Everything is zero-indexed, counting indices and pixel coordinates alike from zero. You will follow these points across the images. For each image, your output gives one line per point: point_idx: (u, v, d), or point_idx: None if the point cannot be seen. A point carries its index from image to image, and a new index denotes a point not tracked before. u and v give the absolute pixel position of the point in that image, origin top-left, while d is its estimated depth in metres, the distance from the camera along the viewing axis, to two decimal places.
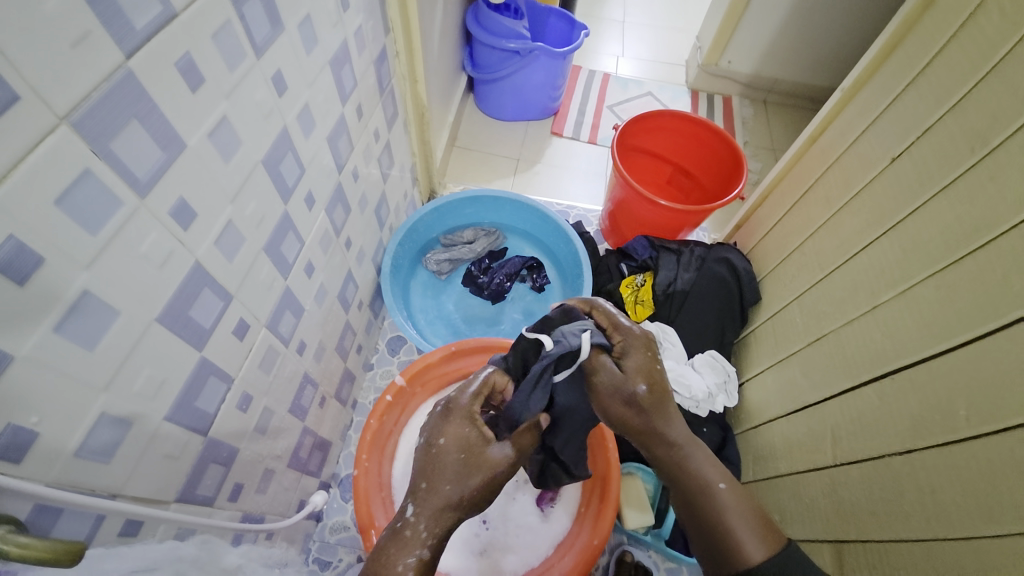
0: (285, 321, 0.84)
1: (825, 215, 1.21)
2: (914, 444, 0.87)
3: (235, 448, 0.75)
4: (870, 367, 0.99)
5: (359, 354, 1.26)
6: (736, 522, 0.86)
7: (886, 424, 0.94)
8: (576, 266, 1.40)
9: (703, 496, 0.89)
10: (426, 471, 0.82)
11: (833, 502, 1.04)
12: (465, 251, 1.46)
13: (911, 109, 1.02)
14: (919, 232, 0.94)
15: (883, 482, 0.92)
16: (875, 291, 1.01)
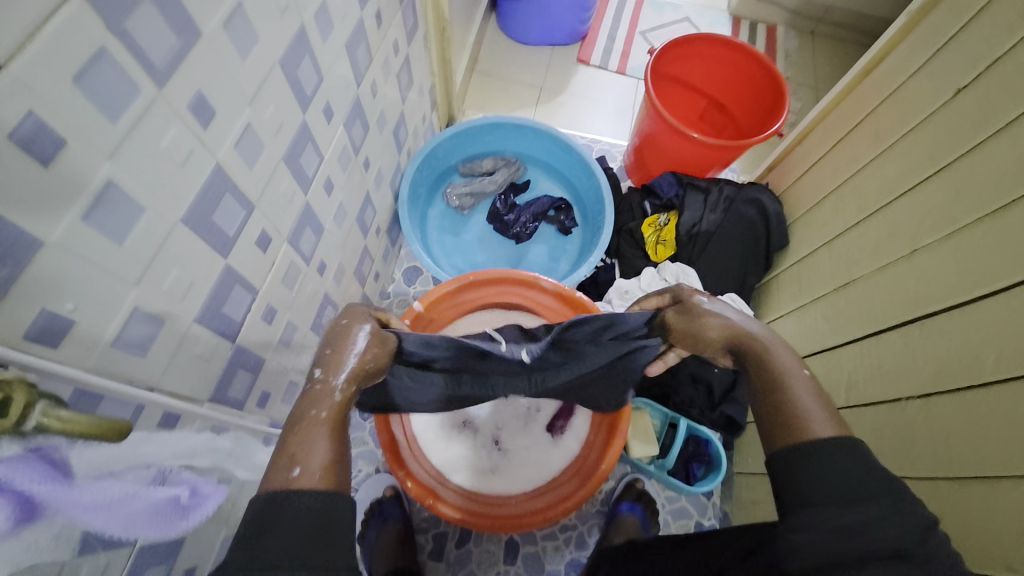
0: (302, 239, 0.82)
1: (871, 153, 1.14)
2: (931, 389, 0.87)
3: (262, 356, 0.78)
4: (897, 314, 0.98)
5: (376, 281, 1.27)
6: (809, 409, 0.71)
7: (904, 371, 0.94)
8: (598, 200, 1.34)
9: (771, 375, 0.75)
10: (333, 341, 0.78)
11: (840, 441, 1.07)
12: (487, 185, 1.41)
13: (981, 35, 0.92)
14: (974, 174, 0.88)
15: (890, 425, 0.95)
16: (916, 236, 0.97)
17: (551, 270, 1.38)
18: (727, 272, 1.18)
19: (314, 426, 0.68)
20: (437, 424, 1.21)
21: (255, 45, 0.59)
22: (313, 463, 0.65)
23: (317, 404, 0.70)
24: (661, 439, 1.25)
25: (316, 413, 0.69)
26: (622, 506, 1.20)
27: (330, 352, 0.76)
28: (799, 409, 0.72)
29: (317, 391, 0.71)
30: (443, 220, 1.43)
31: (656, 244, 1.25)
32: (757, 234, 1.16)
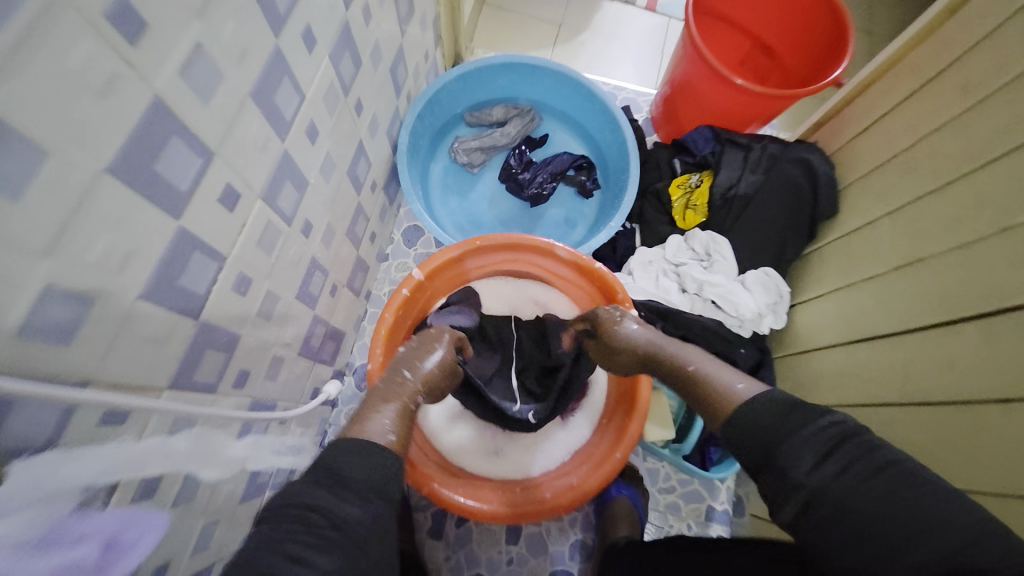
0: (280, 195, 0.69)
1: (898, 91, 0.91)
2: (946, 392, 0.70)
3: (237, 332, 0.67)
4: (922, 305, 0.76)
5: (372, 243, 1.14)
6: (721, 378, 0.63)
7: (909, 367, 0.76)
8: (621, 157, 1.19)
9: (692, 379, 0.66)
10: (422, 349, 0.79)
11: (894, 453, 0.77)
12: (498, 138, 1.26)
13: None
14: (988, 118, 0.72)
15: (944, 447, 0.69)
16: (946, 200, 0.76)
17: (563, 236, 1.25)
18: (765, 242, 1.05)
19: (378, 400, 0.67)
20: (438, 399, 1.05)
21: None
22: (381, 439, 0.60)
23: (392, 396, 0.68)
24: (677, 421, 1.16)
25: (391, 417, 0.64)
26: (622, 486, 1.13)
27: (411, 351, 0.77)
28: (711, 390, 0.62)
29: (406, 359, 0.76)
30: (446, 176, 1.28)
31: (685, 209, 1.12)
32: (804, 198, 1.02)
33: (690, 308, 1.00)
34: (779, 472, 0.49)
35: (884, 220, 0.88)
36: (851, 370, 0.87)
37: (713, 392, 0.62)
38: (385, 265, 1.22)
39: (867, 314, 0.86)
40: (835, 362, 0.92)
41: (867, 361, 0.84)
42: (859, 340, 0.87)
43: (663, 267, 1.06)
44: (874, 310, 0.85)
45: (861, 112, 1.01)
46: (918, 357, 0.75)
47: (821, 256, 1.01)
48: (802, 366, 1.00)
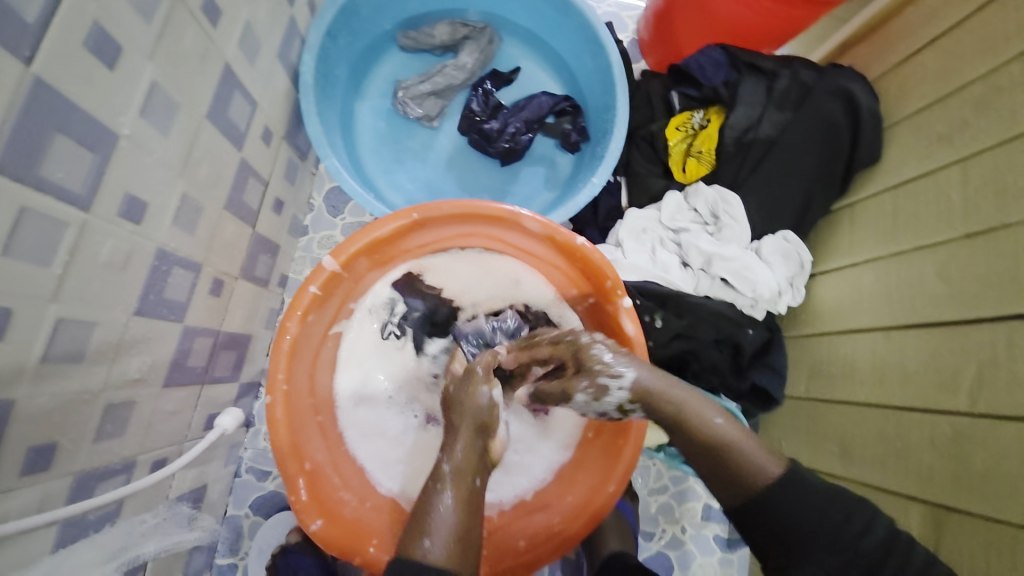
0: (51, 160, 0.40)
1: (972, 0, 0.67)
2: (1005, 409, 0.56)
3: (6, 395, 0.40)
4: (983, 299, 0.60)
5: (279, 214, 0.84)
6: (742, 441, 0.54)
7: (957, 367, 0.62)
8: (606, 90, 0.91)
9: (695, 422, 0.55)
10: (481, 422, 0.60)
11: (926, 460, 0.64)
12: (450, 74, 0.95)
13: None
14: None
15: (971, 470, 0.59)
16: None
17: (529, 195, 0.98)
18: (786, 201, 0.82)
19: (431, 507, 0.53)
20: (369, 375, 0.74)
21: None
22: (443, 529, 0.51)
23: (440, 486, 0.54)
24: None
25: (449, 469, 0.56)
26: None
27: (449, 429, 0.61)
28: (736, 459, 0.54)
29: (463, 405, 0.61)
30: (379, 121, 0.97)
31: (686, 159, 0.88)
32: (841, 142, 0.78)
33: (692, 288, 0.80)
34: (808, 533, 0.50)
35: (956, 168, 0.66)
36: (902, 363, 0.69)
37: (742, 461, 0.54)
38: (304, 241, 0.93)
39: (927, 294, 0.67)
40: (873, 350, 0.73)
41: (925, 356, 0.66)
42: (915, 328, 0.68)
43: (660, 236, 0.83)
44: (939, 289, 0.65)
45: (917, 23, 0.76)
46: (1007, 361, 0.57)
47: (857, 216, 0.80)
48: (822, 351, 0.82)
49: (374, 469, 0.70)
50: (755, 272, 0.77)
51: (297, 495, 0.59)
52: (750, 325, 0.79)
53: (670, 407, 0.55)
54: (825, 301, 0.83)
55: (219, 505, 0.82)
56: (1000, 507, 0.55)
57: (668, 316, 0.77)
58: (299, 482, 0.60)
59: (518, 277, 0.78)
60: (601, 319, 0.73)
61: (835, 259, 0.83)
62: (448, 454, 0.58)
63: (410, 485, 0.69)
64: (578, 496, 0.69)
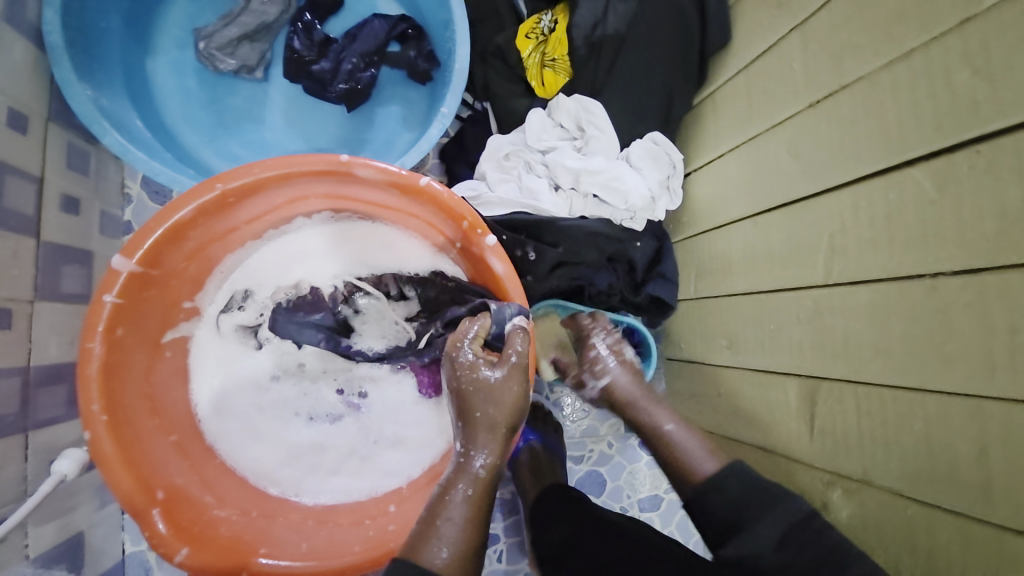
0: None
1: None
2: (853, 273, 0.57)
3: None
4: (826, 167, 0.59)
5: (79, 214, 0.70)
6: (689, 442, 0.62)
7: (812, 240, 0.62)
8: (442, 2, 0.80)
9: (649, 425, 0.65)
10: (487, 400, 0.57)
11: (795, 335, 0.65)
12: (258, 10, 0.78)
13: None
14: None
15: (827, 336, 0.60)
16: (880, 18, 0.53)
17: (388, 138, 0.87)
18: (647, 99, 0.78)
19: (447, 509, 0.52)
20: (230, 381, 0.64)
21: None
22: (460, 540, 0.50)
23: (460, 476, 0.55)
24: None
25: (485, 467, 0.55)
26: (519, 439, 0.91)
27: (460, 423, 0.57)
28: (675, 453, 0.62)
29: (473, 397, 0.57)
30: (184, 78, 0.80)
31: (542, 70, 0.81)
32: (691, 28, 0.73)
33: (568, 211, 0.75)
34: (719, 514, 0.55)
35: (796, 36, 0.63)
36: (768, 247, 0.69)
37: (684, 465, 0.60)
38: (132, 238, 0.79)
39: (783, 173, 0.66)
40: (744, 239, 0.73)
41: (786, 236, 0.66)
42: (776, 209, 0.67)
43: (527, 159, 0.77)
44: (792, 166, 0.64)
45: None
46: (853, 226, 0.57)
47: (718, 104, 0.77)
48: (703, 249, 0.82)
49: (254, 476, 0.63)
50: (624, 181, 0.73)
51: (153, 530, 0.54)
52: (638, 237, 0.79)
53: (622, 398, 0.68)
54: (701, 199, 0.82)
55: (111, 547, 0.74)
56: (857, 370, 0.57)
57: (539, 246, 0.73)
58: (153, 514, 0.55)
59: (391, 240, 0.68)
60: (475, 270, 0.66)
61: (705, 153, 0.80)
62: (486, 449, 0.56)
63: (297, 478, 0.64)
64: None
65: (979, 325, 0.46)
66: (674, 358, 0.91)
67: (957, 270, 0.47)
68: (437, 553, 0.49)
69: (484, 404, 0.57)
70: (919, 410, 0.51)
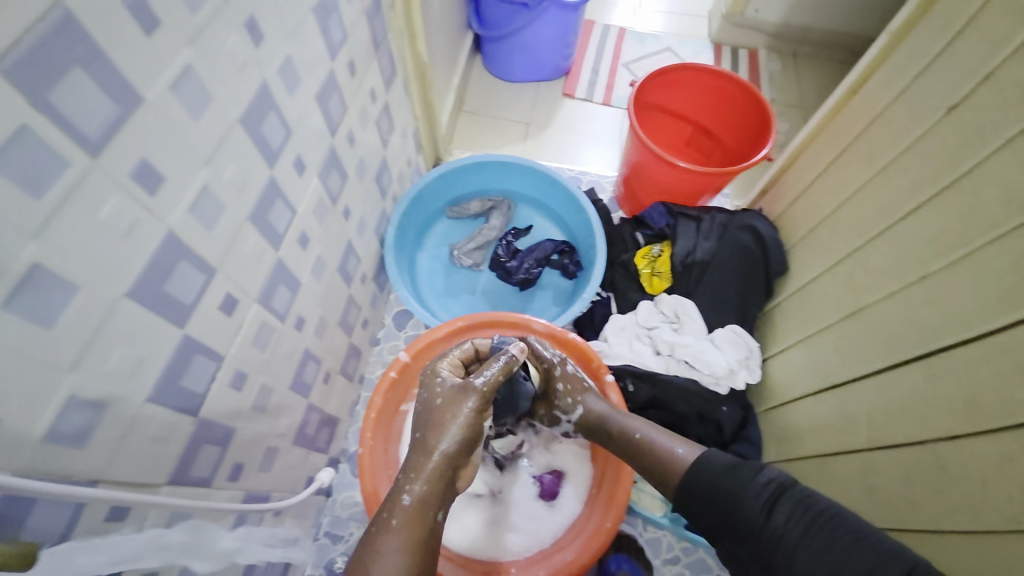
0: (276, 297, 0.76)
1: (828, 177, 1.02)
2: (886, 443, 0.77)
3: (233, 426, 0.71)
4: (857, 362, 0.85)
5: (365, 329, 1.20)
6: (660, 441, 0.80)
7: (853, 417, 0.84)
8: (590, 234, 1.30)
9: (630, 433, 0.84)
10: (425, 421, 0.73)
11: (851, 492, 0.83)
12: (487, 233, 1.37)
13: (953, 65, 0.76)
14: (881, 196, 0.86)
15: (879, 493, 0.78)
16: (878, 277, 0.84)
17: (541, 311, 1.32)
18: (728, 302, 1.12)
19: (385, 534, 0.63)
20: None
21: (219, 99, 0.56)
22: (392, 569, 0.60)
23: (399, 496, 0.66)
24: None
25: (409, 499, 0.65)
26: (607, 562, 1.05)
27: (422, 435, 0.72)
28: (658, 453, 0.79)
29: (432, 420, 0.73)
30: (432, 263, 1.38)
31: (650, 276, 1.21)
32: (756, 262, 1.10)
33: (665, 369, 1.06)
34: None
35: (826, 276, 0.96)
36: (825, 418, 0.91)
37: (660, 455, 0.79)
38: (378, 349, 1.27)
39: (830, 363, 0.92)
40: (811, 412, 0.95)
41: (839, 411, 0.88)
42: (826, 389, 0.91)
43: (636, 332, 1.12)
44: (835, 360, 0.90)
45: (795, 181, 1.14)
46: (877, 406, 0.80)
47: (781, 312, 1.09)
48: (781, 419, 1.03)
49: None
50: (710, 355, 1.03)
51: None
52: (723, 401, 1.04)
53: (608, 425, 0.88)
54: (776, 377, 1.07)
55: (303, 560, 1.03)
56: (908, 521, 0.73)
57: (637, 382, 1.03)
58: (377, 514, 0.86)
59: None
60: None
61: (773, 343, 1.09)
62: (416, 474, 0.67)
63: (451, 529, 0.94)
64: (581, 539, 0.90)
65: (974, 478, 0.64)
66: None
67: (947, 441, 0.68)
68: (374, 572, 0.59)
69: (427, 423, 0.72)
70: (957, 555, 0.66)
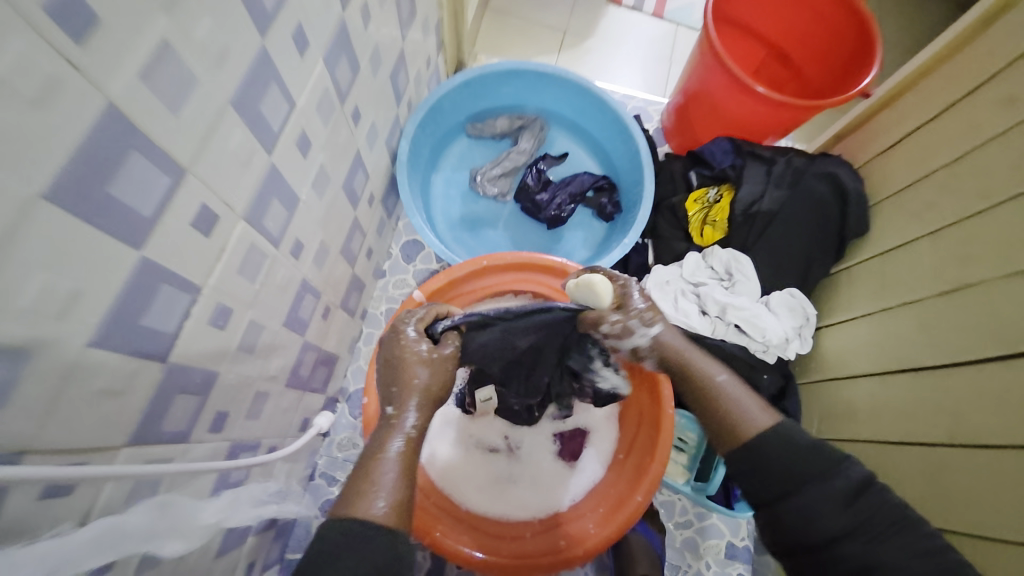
0: (269, 215, 0.60)
1: (946, 119, 0.83)
2: (976, 442, 0.67)
3: (215, 371, 0.58)
4: (951, 347, 0.73)
5: (369, 259, 1.05)
6: (740, 396, 0.63)
7: (935, 407, 0.73)
8: (636, 169, 1.12)
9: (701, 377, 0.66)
10: (398, 371, 0.62)
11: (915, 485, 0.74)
12: (515, 158, 1.18)
13: None
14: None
15: (951, 493, 0.69)
16: (1000, 250, 0.69)
17: (568, 254, 1.17)
18: (789, 262, 0.98)
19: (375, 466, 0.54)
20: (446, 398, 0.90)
21: None
22: (394, 490, 0.52)
23: (391, 436, 0.57)
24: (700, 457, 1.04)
25: (404, 439, 0.57)
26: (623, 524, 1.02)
27: (395, 387, 0.61)
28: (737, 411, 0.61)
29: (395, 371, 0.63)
30: (448, 188, 1.20)
31: (702, 225, 1.05)
32: (832, 220, 0.95)
33: (711, 332, 0.95)
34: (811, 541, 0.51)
35: (925, 242, 0.81)
36: (892, 402, 0.80)
37: (739, 415, 0.60)
38: (382, 282, 1.13)
39: (912, 343, 0.79)
40: (871, 393, 0.84)
41: (911, 396, 0.77)
42: (901, 371, 0.80)
43: (681, 288, 0.99)
44: (920, 340, 0.78)
45: (896, 123, 0.95)
46: (972, 400, 0.68)
47: (850, 278, 0.95)
48: (829, 395, 0.93)
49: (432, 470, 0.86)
50: (766, 320, 0.91)
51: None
52: (766, 370, 0.94)
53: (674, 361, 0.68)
54: (829, 349, 0.96)
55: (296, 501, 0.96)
56: (970, 523, 0.66)
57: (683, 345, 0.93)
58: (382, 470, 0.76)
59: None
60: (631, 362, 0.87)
61: (834, 313, 0.97)
62: (414, 409, 0.59)
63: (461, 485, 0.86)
64: (608, 506, 0.81)
65: None
66: None
67: None
68: (373, 504, 0.50)
69: (406, 371, 0.62)
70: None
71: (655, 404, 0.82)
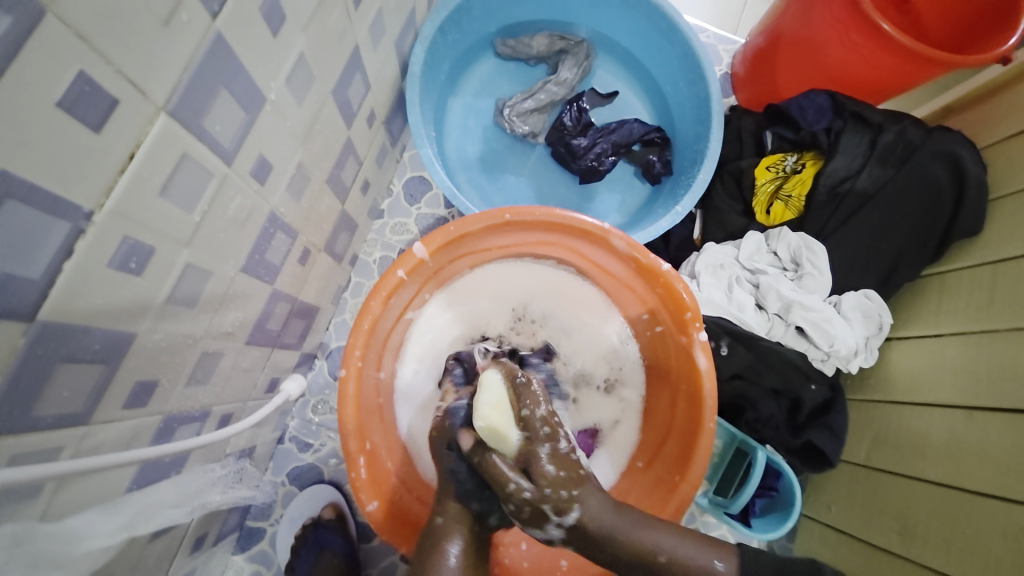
0: (212, 114, 0.41)
1: None
2: None
3: (131, 329, 0.42)
4: None
5: (364, 194, 0.86)
6: (693, 559, 0.53)
7: None
8: (700, 121, 0.91)
9: (647, 542, 0.54)
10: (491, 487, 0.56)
11: (994, 552, 0.60)
12: (552, 90, 0.96)
13: None
14: None
15: None
16: None
17: (600, 216, 0.98)
18: (872, 258, 0.81)
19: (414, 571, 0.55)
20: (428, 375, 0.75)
21: None
22: None
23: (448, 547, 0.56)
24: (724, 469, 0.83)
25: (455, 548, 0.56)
26: None
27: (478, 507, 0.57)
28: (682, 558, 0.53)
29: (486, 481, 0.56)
30: (466, 119, 0.99)
31: (773, 200, 0.88)
32: (940, 213, 0.77)
33: (766, 331, 0.80)
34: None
35: None
36: (981, 446, 0.65)
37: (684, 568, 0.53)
38: (379, 224, 0.95)
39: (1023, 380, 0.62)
40: (951, 429, 0.69)
41: (1005, 443, 0.62)
42: (1002, 412, 0.64)
43: (737, 274, 0.83)
44: None
45: None
46: None
47: (948, 286, 0.77)
48: (890, 420, 0.78)
49: (412, 451, 0.72)
50: (835, 326, 0.76)
51: (357, 473, 0.60)
52: (813, 378, 0.78)
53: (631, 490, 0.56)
54: (902, 369, 0.79)
55: (261, 467, 0.83)
56: None
57: (734, 344, 0.78)
58: (359, 461, 0.61)
59: (610, 321, 0.78)
60: (675, 362, 0.70)
61: (918, 326, 0.79)
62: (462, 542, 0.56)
63: None
64: None
65: None
66: (819, 519, 0.85)
67: None
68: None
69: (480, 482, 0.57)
70: None
71: (694, 414, 0.66)
